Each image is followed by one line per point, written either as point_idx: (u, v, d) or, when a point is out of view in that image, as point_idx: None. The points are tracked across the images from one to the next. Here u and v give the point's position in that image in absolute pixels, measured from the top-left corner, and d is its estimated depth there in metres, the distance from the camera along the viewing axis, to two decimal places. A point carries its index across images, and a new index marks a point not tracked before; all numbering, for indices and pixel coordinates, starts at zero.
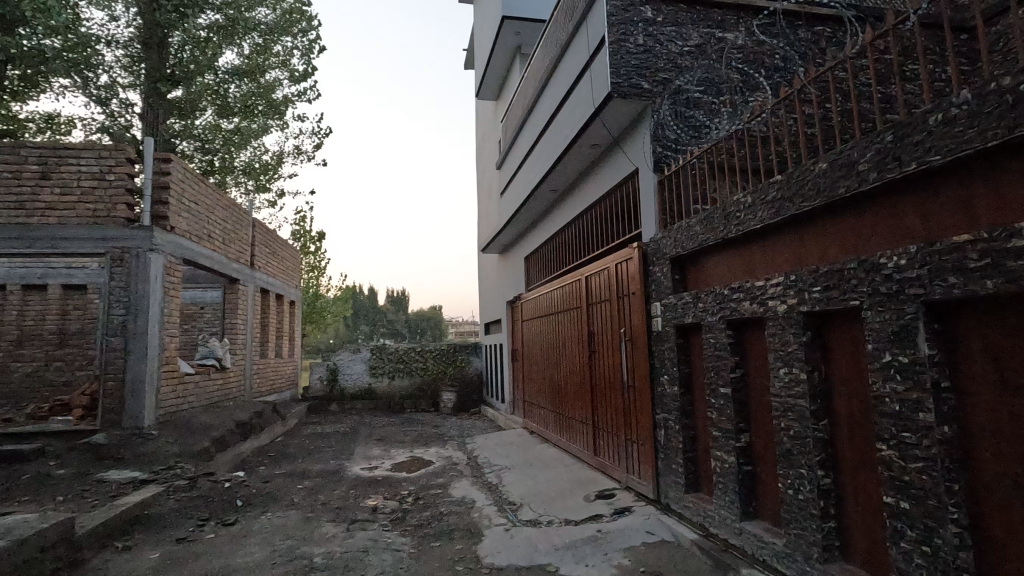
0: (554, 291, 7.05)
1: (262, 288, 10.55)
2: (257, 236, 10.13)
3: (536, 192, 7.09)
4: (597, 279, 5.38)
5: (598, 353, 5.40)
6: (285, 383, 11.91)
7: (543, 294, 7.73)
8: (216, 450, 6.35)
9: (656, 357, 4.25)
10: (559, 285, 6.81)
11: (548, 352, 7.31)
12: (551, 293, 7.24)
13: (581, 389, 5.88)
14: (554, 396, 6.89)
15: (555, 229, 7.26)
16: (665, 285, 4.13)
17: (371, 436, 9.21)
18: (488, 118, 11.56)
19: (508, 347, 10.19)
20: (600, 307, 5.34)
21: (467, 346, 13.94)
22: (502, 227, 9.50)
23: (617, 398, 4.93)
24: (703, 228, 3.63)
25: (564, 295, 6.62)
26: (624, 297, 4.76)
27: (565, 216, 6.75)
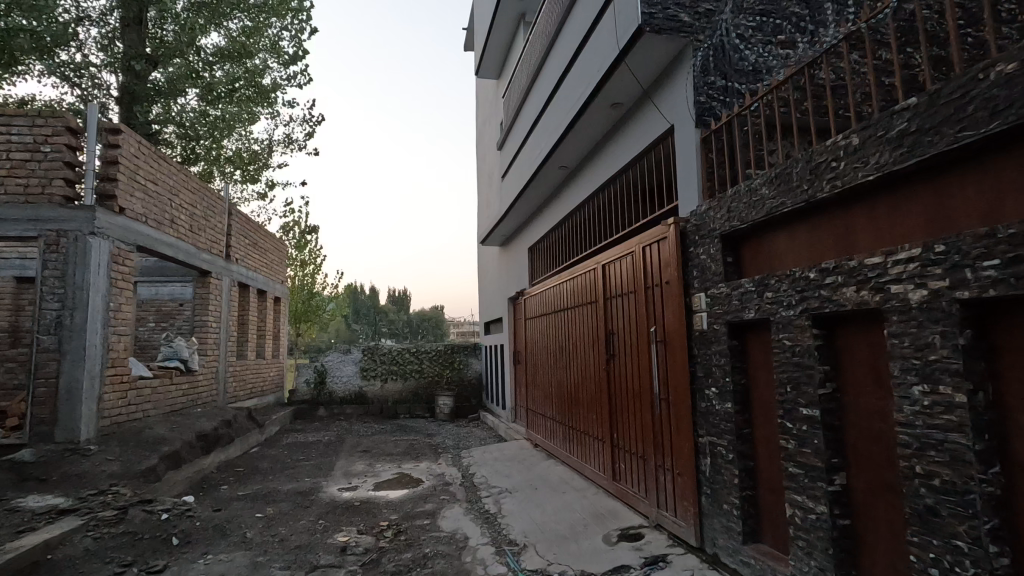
0: (563, 284, 6.15)
1: (240, 282, 9.64)
2: (234, 224, 9.23)
3: (542, 169, 6.17)
4: (617, 268, 4.46)
5: (618, 357, 4.48)
6: (267, 386, 10.97)
7: (548, 287, 6.84)
8: (167, 468, 5.41)
9: (699, 364, 3.31)
10: (568, 277, 5.91)
11: (555, 355, 6.39)
12: (559, 287, 6.33)
13: (596, 400, 4.97)
14: (562, 406, 5.99)
15: (565, 213, 6.34)
16: (713, 270, 3.19)
17: (357, 447, 8.27)
18: (489, 99, 10.62)
19: (509, 347, 9.30)
20: (620, 302, 4.42)
21: (467, 347, 12.85)
22: (503, 214, 8.58)
23: (643, 413, 4.01)
24: (773, 189, 2.68)
25: (574, 288, 5.71)
26: (653, 289, 3.84)
27: (577, 196, 5.83)
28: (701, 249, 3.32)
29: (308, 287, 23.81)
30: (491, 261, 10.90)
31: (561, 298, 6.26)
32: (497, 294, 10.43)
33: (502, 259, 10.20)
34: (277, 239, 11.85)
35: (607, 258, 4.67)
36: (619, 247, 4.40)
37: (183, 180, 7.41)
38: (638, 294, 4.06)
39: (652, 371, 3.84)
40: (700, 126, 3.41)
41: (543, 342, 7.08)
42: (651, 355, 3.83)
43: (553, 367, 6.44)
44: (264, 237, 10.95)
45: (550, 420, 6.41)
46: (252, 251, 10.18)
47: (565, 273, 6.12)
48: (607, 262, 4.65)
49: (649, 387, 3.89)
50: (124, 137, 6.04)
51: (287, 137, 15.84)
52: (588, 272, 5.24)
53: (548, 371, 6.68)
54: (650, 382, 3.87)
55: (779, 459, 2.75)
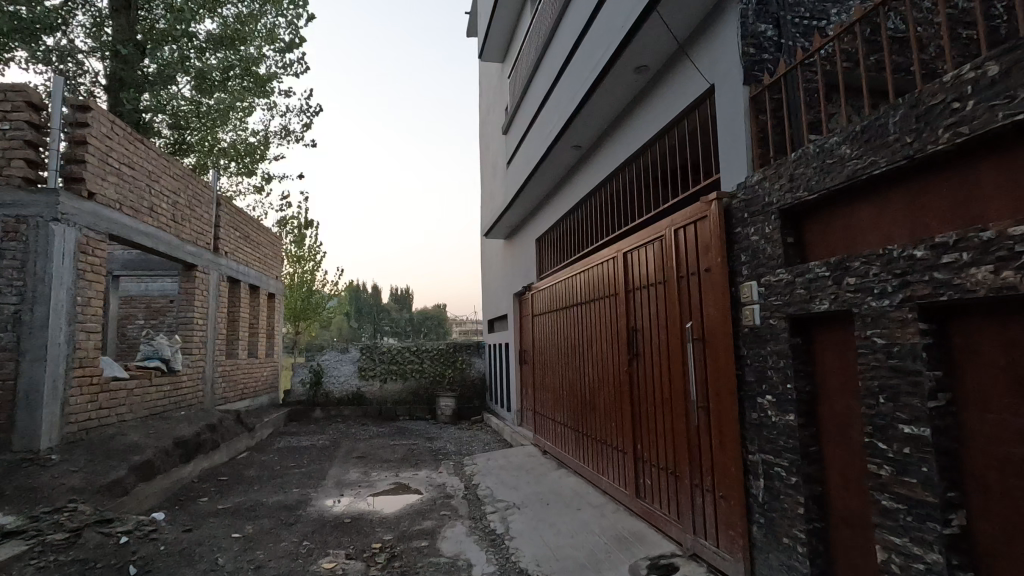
0: (576, 277, 5.61)
1: (230, 277, 9.12)
2: (223, 215, 8.70)
3: (554, 151, 5.62)
4: (643, 256, 3.91)
5: (642, 358, 3.93)
6: (260, 386, 10.44)
7: (559, 280, 6.31)
8: (138, 480, 4.87)
9: (749, 367, 2.77)
10: (582, 269, 5.37)
11: (566, 355, 5.85)
12: (571, 281, 5.79)
13: (615, 405, 4.42)
14: (574, 410, 5.45)
15: (580, 199, 5.80)
16: (768, 253, 2.64)
17: (352, 453, 7.74)
18: (494, 85, 10.04)
19: (514, 346, 8.77)
20: (646, 295, 3.87)
21: (470, 346, 12.25)
22: (510, 204, 8.03)
23: (674, 422, 3.47)
24: (858, 147, 2.13)
25: (589, 282, 5.16)
26: (688, 279, 3.28)
27: (593, 178, 5.28)
28: (752, 229, 2.76)
29: (307, 284, 23.27)
30: (495, 255, 10.35)
31: (573, 293, 5.72)
32: (501, 290, 9.88)
33: (507, 252, 9.65)
34: (271, 233, 11.33)
35: (630, 245, 4.12)
36: (645, 232, 3.85)
37: (163, 165, 6.88)
38: (669, 284, 3.51)
39: (687, 375, 3.29)
40: (747, 82, 2.85)
41: (552, 340, 6.54)
42: (686, 356, 3.28)
43: (565, 368, 5.90)
44: (257, 230, 10.41)
45: (561, 426, 5.87)
46: (243, 245, 9.65)
47: (578, 265, 5.58)
48: (631, 249, 4.10)
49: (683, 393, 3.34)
50: (94, 115, 5.50)
51: (283, 129, 15.30)
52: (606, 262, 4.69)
53: (559, 372, 6.13)
54: (684, 388, 3.32)
55: (863, 486, 2.19)
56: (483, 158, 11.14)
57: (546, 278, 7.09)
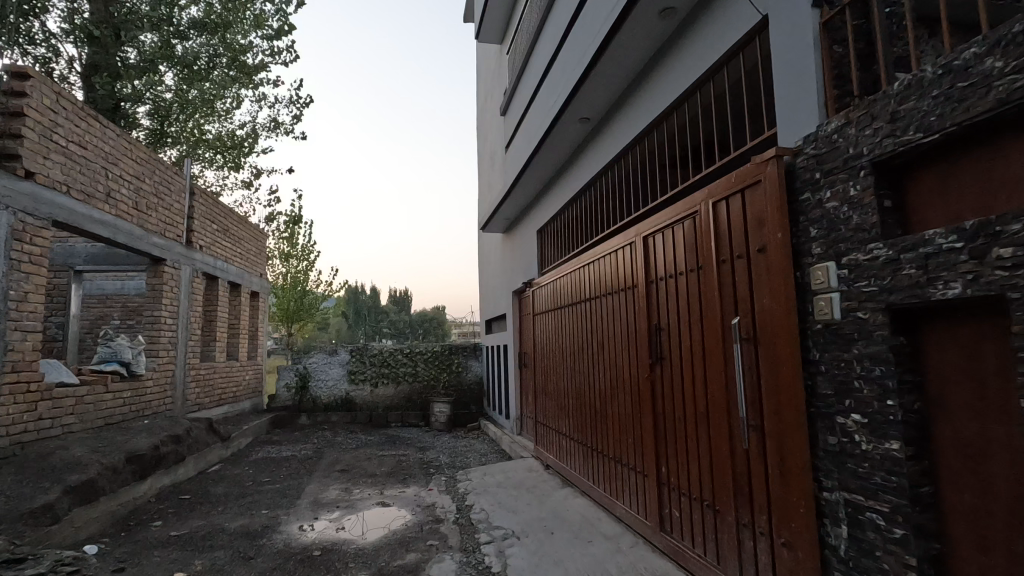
0: (585, 269, 4.94)
1: (206, 272, 8.43)
2: (198, 206, 8.02)
3: (564, 120, 5.01)
4: (671, 238, 3.24)
5: (668, 363, 3.25)
6: (240, 391, 9.73)
7: (565, 274, 5.64)
8: (75, 504, 4.18)
9: (825, 375, 2.09)
10: (591, 259, 4.70)
11: (573, 357, 5.17)
12: (578, 275, 5.12)
13: (633, 418, 3.74)
14: (582, 422, 4.77)
15: (598, 172, 5.17)
16: (854, 223, 1.97)
17: (334, 465, 7.04)
18: (492, 67, 9.35)
19: (514, 348, 8.08)
20: (673, 285, 3.20)
21: (467, 348, 11.46)
22: (510, 190, 7.38)
23: (712, 443, 2.78)
24: (1015, 58, 1.45)
25: (601, 274, 4.49)
26: (733, 262, 2.61)
27: (614, 146, 4.67)
28: (829, 192, 2.08)
29: (300, 284, 22.56)
30: (493, 251, 9.68)
31: (581, 288, 5.05)
32: (499, 288, 9.20)
33: (505, 247, 8.98)
34: (254, 228, 10.65)
35: (654, 227, 3.45)
36: (674, 209, 3.17)
37: (124, 146, 6.20)
38: (707, 270, 2.83)
39: (730, 384, 2.61)
40: (816, 4, 2.20)
41: (557, 341, 5.86)
42: (730, 359, 2.61)
43: (571, 372, 5.22)
44: (237, 223, 9.72)
45: (566, 438, 5.19)
46: (221, 238, 8.97)
47: (587, 254, 4.90)
48: (655, 231, 3.43)
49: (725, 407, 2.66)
50: (34, 84, 4.81)
51: (272, 121, 14.61)
52: (621, 249, 4.02)
53: (565, 377, 5.45)
54: (726, 399, 2.64)
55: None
56: (481, 146, 10.47)
57: (549, 273, 6.41)
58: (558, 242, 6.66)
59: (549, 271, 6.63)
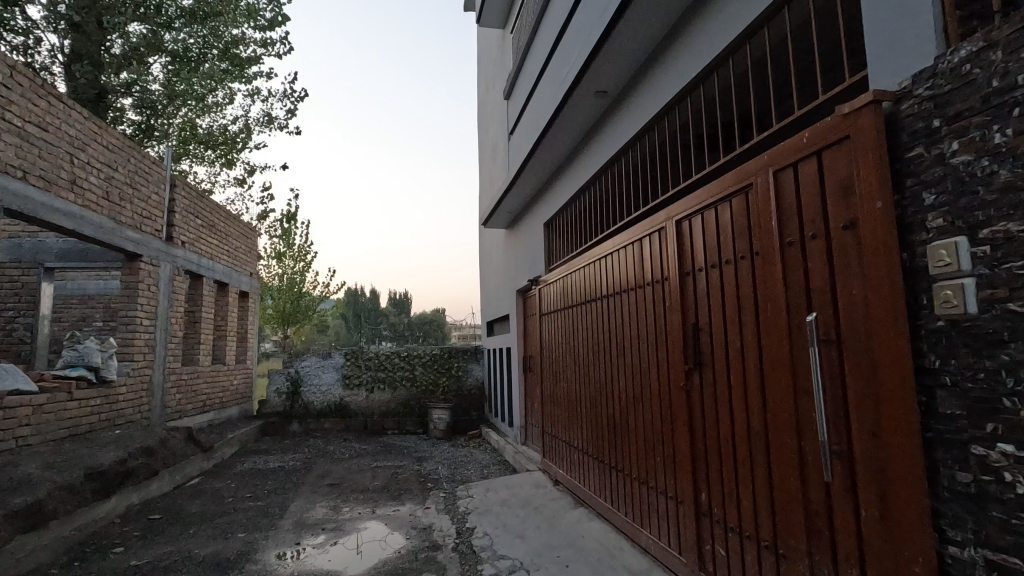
0: (599, 263, 4.41)
1: (189, 271, 7.89)
2: (179, 199, 7.48)
3: (579, 92, 4.48)
4: (711, 221, 2.71)
5: (708, 371, 2.71)
6: (227, 397, 9.18)
7: (576, 269, 5.12)
8: (19, 531, 3.65)
9: (951, 389, 1.55)
10: (608, 251, 4.18)
11: (586, 362, 4.64)
12: (592, 270, 4.60)
13: (662, 432, 3.21)
14: (599, 435, 4.24)
15: (616, 152, 4.63)
16: (1000, 183, 1.44)
17: (324, 478, 6.50)
18: (494, 52, 8.81)
19: (518, 352, 7.54)
20: (714, 277, 2.67)
21: (467, 350, 10.94)
22: (514, 180, 6.84)
23: (770, 469, 2.25)
24: None
25: (620, 268, 3.96)
26: (801, 244, 2.09)
27: (638, 118, 4.13)
28: (957, 144, 1.55)
29: (296, 285, 22.05)
30: (495, 248, 9.16)
31: (594, 283, 4.53)
32: (501, 286, 8.67)
33: (508, 244, 8.45)
34: (244, 224, 10.12)
35: (688, 209, 2.92)
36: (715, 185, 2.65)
37: (91, 131, 5.67)
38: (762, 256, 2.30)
39: (799, 396, 2.08)
40: None
41: (567, 344, 5.33)
42: (799, 367, 2.08)
43: (584, 379, 4.69)
44: (224, 220, 9.18)
45: (579, 453, 4.65)
46: (206, 235, 8.44)
47: (601, 247, 4.38)
48: (689, 213, 2.90)
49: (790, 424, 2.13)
50: None
51: (265, 116, 14.09)
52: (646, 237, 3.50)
53: (576, 384, 4.92)
54: (792, 415, 2.11)
55: None
56: (483, 138, 9.93)
57: (557, 270, 5.88)
58: (567, 238, 6.13)
59: (556, 268, 6.10)
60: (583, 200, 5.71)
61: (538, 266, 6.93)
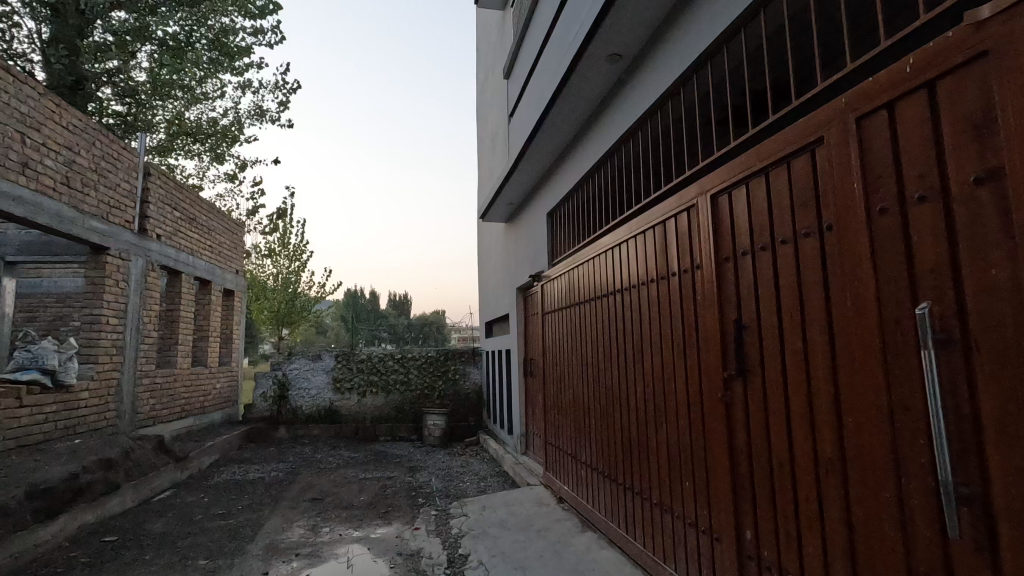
0: (610, 253, 3.88)
1: (164, 266, 7.33)
2: (152, 188, 6.95)
3: (588, 55, 3.94)
4: (757, 191, 2.19)
5: (754, 378, 2.18)
6: (208, 401, 8.63)
7: (582, 262, 4.59)
8: None
9: None
10: (622, 239, 3.65)
11: (595, 366, 4.10)
12: (601, 261, 4.07)
13: (690, 450, 2.68)
14: (610, 449, 3.71)
15: (631, 124, 4.09)
16: None
17: (306, 492, 5.96)
18: (494, 33, 8.27)
19: (518, 354, 7.01)
20: (763, 260, 2.14)
21: (464, 353, 10.39)
22: (515, 167, 6.31)
23: (849, 508, 1.72)
24: None
25: (636, 257, 3.43)
26: (898, 209, 1.55)
27: (660, 82, 3.60)
28: None
29: (291, 286, 21.55)
30: (494, 244, 8.63)
31: (604, 276, 4.00)
32: (500, 284, 8.12)
33: (507, 238, 7.91)
34: (230, 219, 9.57)
35: (725, 179, 2.39)
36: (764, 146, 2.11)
37: (47, 109, 5.15)
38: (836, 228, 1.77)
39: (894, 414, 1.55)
40: None
41: (572, 346, 4.79)
42: (896, 374, 1.54)
43: (593, 385, 4.14)
44: (207, 213, 8.63)
45: (587, 468, 4.12)
46: (185, 227, 7.90)
47: (611, 235, 3.85)
48: (727, 185, 2.37)
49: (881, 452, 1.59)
50: None
51: (256, 108, 13.56)
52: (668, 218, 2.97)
53: (583, 391, 4.38)
54: (884, 438, 1.58)
55: None
56: (483, 127, 9.40)
57: (561, 264, 5.36)
58: (572, 228, 5.61)
59: (560, 262, 5.58)
60: (590, 185, 5.19)
61: (539, 260, 6.41)
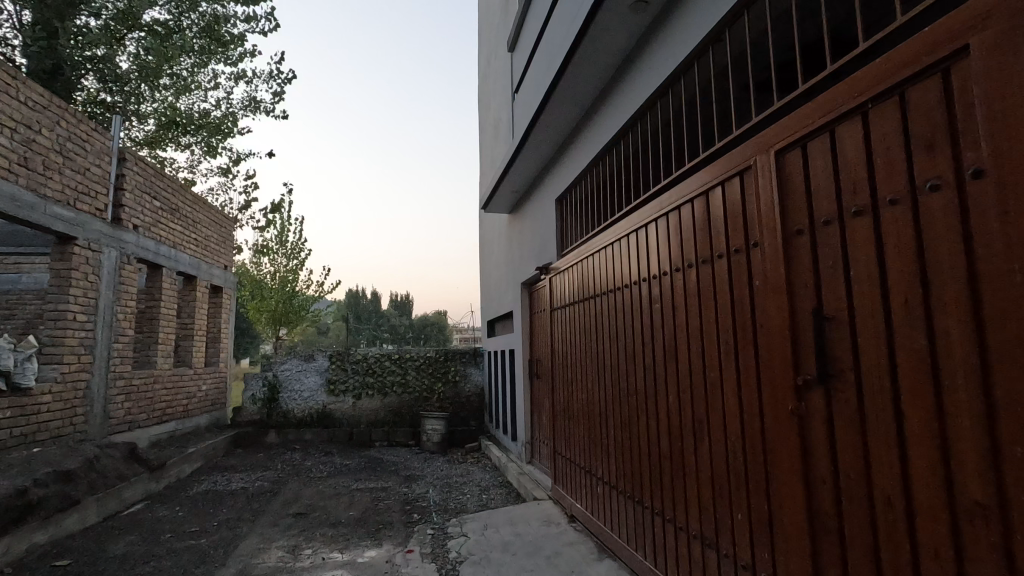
0: (628, 239, 3.41)
1: (142, 259, 6.81)
2: (128, 174, 6.43)
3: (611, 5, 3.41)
4: (825, 149, 1.74)
5: (818, 382, 1.75)
6: (191, 404, 8.09)
7: (594, 250, 4.10)
8: None
9: None
10: (642, 223, 3.19)
11: (612, 369, 3.57)
12: (618, 248, 3.58)
13: (733, 469, 2.21)
14: (631, 464, 3.20)
15: (658, 87, 3.57)
16: None
17: (290, 505, 5.43)
18: (497, 11, 7.73)
19: (522, 355, 6.46)
20: (818, 236, 1.76)
21: (465, 353, 9.83)
22: (520, 149, 5.78)
23: (947, 549, 1.34)
24: None
25: (658, 242, 2.98)
26: (1015, 166, 1.21)
27: (695, 33, 3.07)
28: None
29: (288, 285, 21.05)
30: (496, 237, 8.10)
31: (621, 265, 3.51)
32: (504, 280, 7.59)
33: (511, 230, 7.38)
34: (217, 211, 9.06)
35: (788, 134, 1.91)
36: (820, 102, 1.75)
37: (2, 81, 4.64)
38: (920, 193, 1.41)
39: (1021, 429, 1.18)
40: None
41: (583, 346, 4.28)
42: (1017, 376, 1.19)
43: (610, 390, 3.61)
44: (191, 204, 8.11)
45: (604, 486, 3.60)
46: (167, 218, 7.37)
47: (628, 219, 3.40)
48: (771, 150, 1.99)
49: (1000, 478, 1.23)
50: None
51: (249, 100, 13.04)
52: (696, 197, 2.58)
53: (598, 397, 3.85)
54: None
55: None
56: (485, 114, 8.86)
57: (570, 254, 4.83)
58: (583, 216, 5.07)
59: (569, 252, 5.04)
60: (605, 165, 4.67)
61: (547, 251, 5.87)
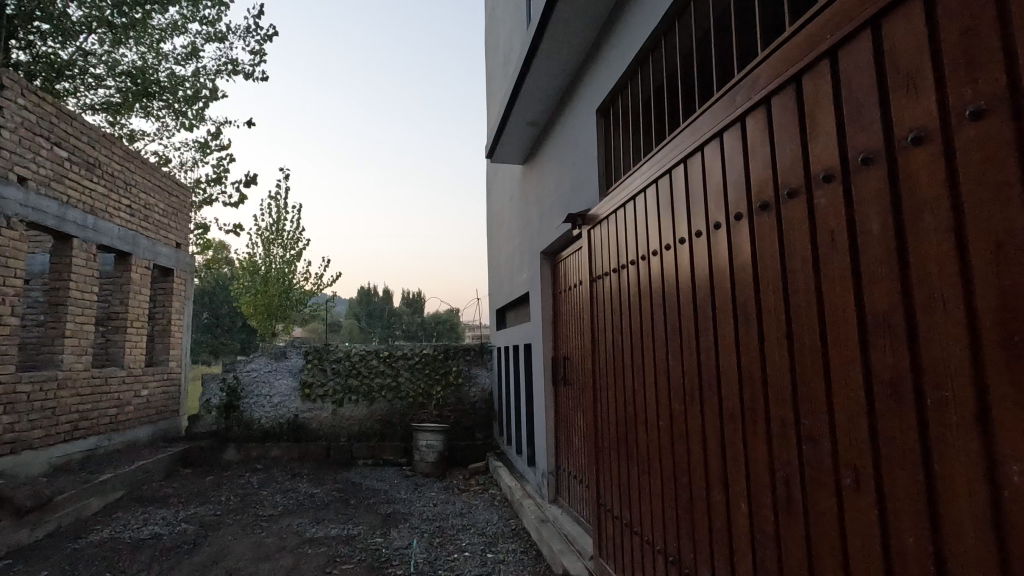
0: (626, 209, 2.80)
1: (35, 225, 5.12)
2: (8, 108, 4.81)
3: None
4: None
5: (822, 376, 1.35)
6: (124, 415, 6.42)
7: (604, 219, 3.18)
8: None
9: None
10: (634, 192, 2.67)
11: (747, 399, 1.70)
12: (616, 220, 2.93)
13: (774, 497, 1.55)
14: (736, 562, 1.74)
15: None
16: None
17: (203, 572, 3.71)
18: None
19: (545, 349, 4.67)
20: (800, 204, 1.45)
21: (470, 350, 8.08)
22: (538, 51, 3.94)
23: None
24: None
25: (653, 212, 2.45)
26: None
27: None
28: None
29: (286, 279, 19.51)
30: (507, 200, 6.30)
31: (625, 237, 2.79)
32: (516, 254, 5.81)
33: (526, 184, 5.55)
34: (165, 175, 7.37)
35: None
36: (800, 39, 1.44)
37: None
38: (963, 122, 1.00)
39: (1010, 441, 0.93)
40: None
41: (650, 343, 2.47)
42: None
43: (735, 440, 1.76)
44: (121, 160, 6.42)
45: (627, 532, 2.63)
46: (80, 175, 5.70)
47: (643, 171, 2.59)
48: (753, 100, 1.66)
49: (983, 500, 0.97)
50: None
51: (224, 60, 11.42)
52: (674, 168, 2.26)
53: (699, 446, 2.00)
54: None
55: None
56: (496, 47, 7.01)
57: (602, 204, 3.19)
58: (630, 139, 3.27)
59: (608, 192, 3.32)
60: (667, 50, 2.84)
61: (577, 202, 4.00)
